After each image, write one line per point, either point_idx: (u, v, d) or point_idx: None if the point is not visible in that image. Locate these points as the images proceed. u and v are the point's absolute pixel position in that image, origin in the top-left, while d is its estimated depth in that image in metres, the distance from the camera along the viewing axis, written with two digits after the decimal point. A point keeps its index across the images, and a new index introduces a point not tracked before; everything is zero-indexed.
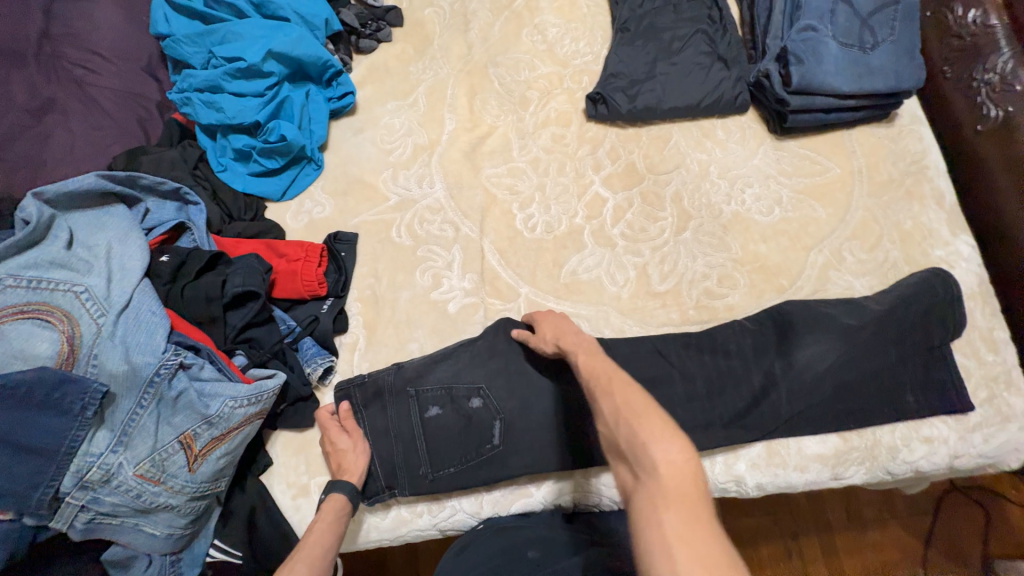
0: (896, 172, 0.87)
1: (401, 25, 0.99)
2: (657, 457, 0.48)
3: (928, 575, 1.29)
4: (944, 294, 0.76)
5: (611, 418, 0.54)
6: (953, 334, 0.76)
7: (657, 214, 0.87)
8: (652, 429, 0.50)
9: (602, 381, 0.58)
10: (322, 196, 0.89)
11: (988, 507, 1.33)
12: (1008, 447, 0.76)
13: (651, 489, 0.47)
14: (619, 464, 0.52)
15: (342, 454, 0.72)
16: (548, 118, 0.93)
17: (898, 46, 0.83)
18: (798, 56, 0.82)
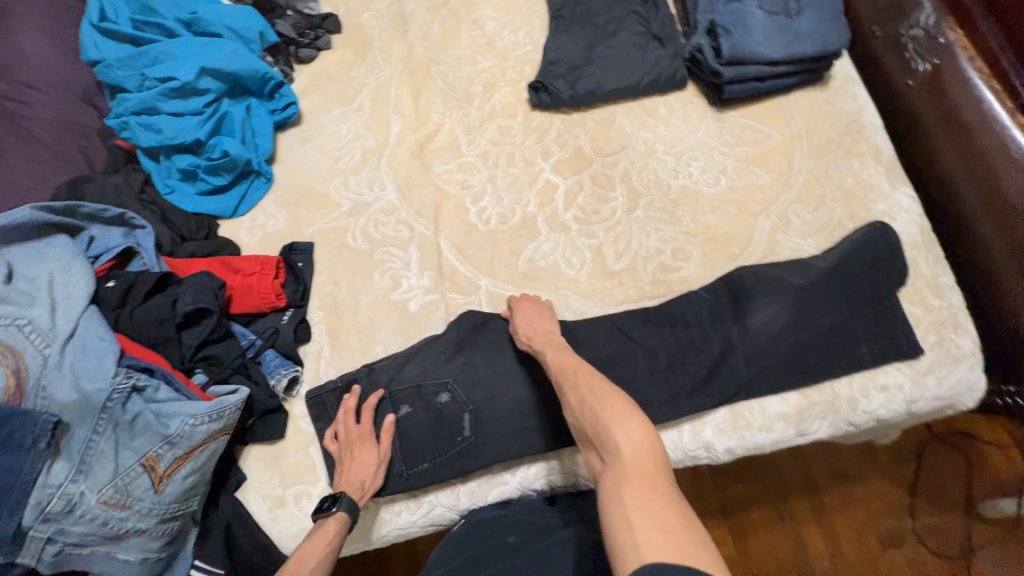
0: (834, 133, 0.89)
1: (340, 32, 1.00)
2: (620, 438, 0.52)
3: (916, 523, 1.33)
4: (885, 247, 0.79)
5: (579, 408, 0.59)
6: (899, 283, 0.78)
7: (608, 194, 0.89)
8: (614, 413, 0.55)
9: (569, 374, 0.63)
10: (275, 209, 0.89)
11: (966, 451, 1.38)
12: (960, 386, 0.79)
13: (617, 468, 0.51)
14: (591, 451, 0.56)
15: (366, 466, 0.71)
16: (493, 111, 0.95)
17: (822, 9, 0.85)
18: (726, 28, 0.84)
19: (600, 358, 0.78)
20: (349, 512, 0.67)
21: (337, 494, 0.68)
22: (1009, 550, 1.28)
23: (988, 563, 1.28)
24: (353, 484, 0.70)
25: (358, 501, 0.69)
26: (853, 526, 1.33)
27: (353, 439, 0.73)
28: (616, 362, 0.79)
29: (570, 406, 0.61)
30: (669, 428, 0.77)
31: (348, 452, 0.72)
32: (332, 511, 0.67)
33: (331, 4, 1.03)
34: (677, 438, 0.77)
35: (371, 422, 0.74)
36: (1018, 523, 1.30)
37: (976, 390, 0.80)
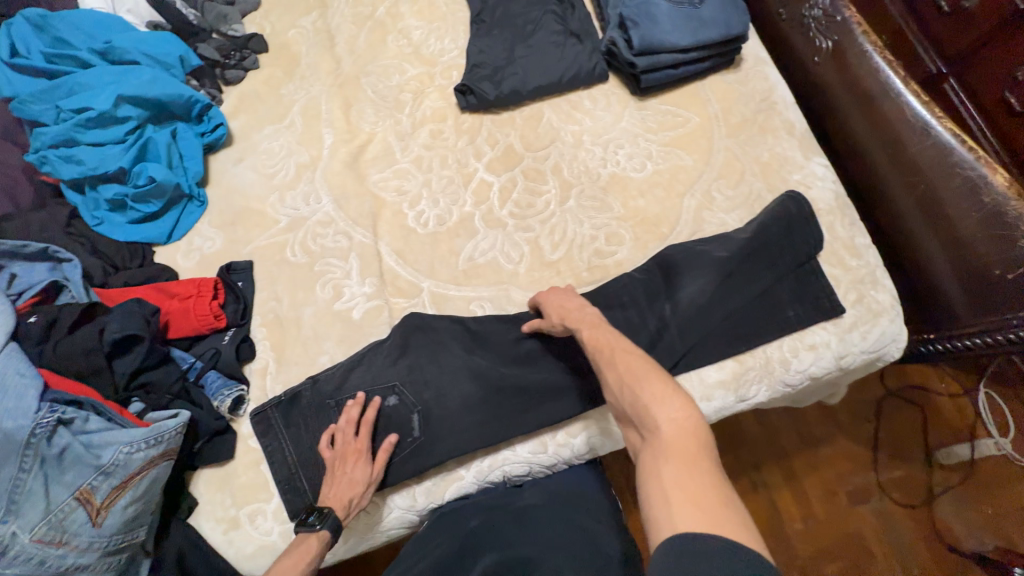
0: (749, 112, 0.94)
1: (266, 51, 1.01)
2: (659, 416, 0.52)
3: (882, 477, 1.38)
4: (801, 214, 0.83)
5: (618, 386, 0.58)
6: (817, 247, 0.82)
7: (540, 188, 0.92)
8: (654, 392, 0.54)
9: (604, 353, 0.63)
10: (211, 231, 0.89)
11: (919, 403, 1.44)
12: (885, 338, 0.83)
13: (655, 445, 0.51)
14: (630, 429, 0.56)
15: (354, 483, 0.70)
16: (424, 117, 0.97)
17: None
18: (634, 20, 0.88)
19: (541, 346, 0.81)
20: (333, 531, 0.66)
21: (324, 511, 0.67)
22: (968, 494, 1.34)
23: (949, 508, 1.34)
24: (340, 502, 0.68)
25: (343, 519, 0.68)
26: (823, 486, 1.37)
27: (348, 453, 0.71)
28: (558, 348, 0.82)
29: (608, 383, 0.60)
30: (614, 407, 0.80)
31: (340, 466, 0.71)
32: (316, 527, 0.66)
33: (256, 24, 1.04)
34: None
35: (367, 438, 0.72)
36: (973, 467, 1.36)
37: (899, 341, 0.84)
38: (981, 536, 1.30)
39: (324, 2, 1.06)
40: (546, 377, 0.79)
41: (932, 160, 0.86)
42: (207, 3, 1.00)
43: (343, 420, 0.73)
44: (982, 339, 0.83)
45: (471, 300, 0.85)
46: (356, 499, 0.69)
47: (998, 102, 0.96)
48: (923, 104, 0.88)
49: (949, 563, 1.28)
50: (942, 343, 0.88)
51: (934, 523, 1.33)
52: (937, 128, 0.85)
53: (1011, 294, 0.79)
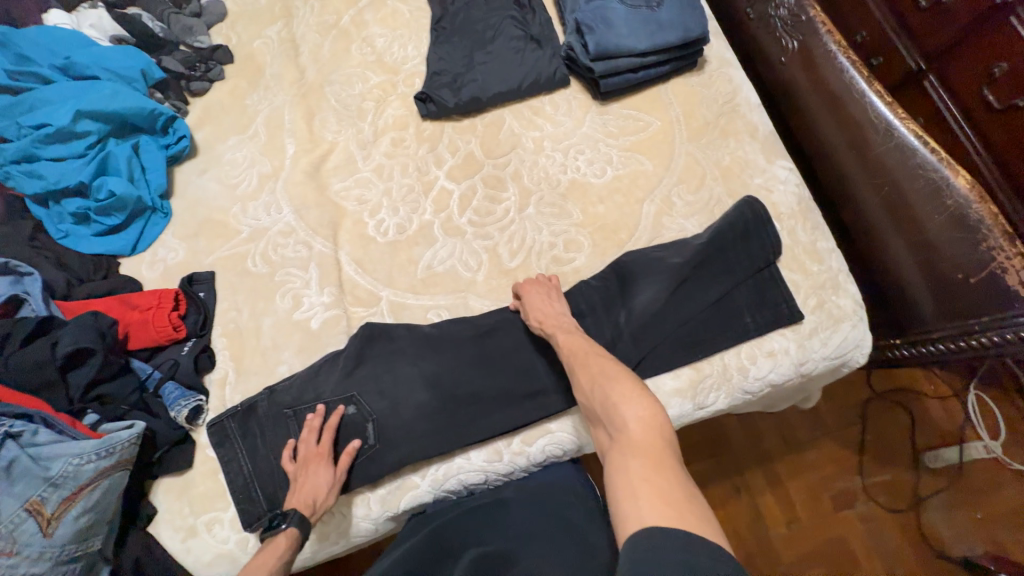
0: (711, 115, 0.93)
1: (231, 62, 1.02)
2: (629, 416, 0.55)
3: (867, 481, 1.36)
4: (758, 220, 0.82)
5: (590, 389, 0.62)
6: (776, 252, 0.81)
7: (500, 196, 0.92)
8: (623, 394, 0.57)
9: (578, 358, 0.66)
10: (175, 242, 0.90)
11: (908, 406, 1.42)
12: (848, 344, 0.82)
13: (624, 443, 0.53)
14: (601, 430, 0.59)
15: (319, 484, 0.70)
16: (386, 125, 0.97)
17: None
18: (589, 26, 0.88)
19: (496, 353, 0.81)
20: (300, 527, 0.66)
21: (288, 511, 0.67)
22: (955, 497, 1.32)
23: (936, 512, 1.31)
24: (304, 502, 0.68)
25: (309, 516, 0.68)
26: (807, 491, 1.35)
27: (310, 457, 0.72)
28: (514, 356, 0.81)
29: (580, 389, 0.64)
30: (569, 414, 0.80)
31: (304, 471, 0.71)
32: (283, 524, 0.66)
33: (222, 35, 1.05)
34: (578, 425, 0.79)
35: (329, 441, 0.73)
36: (962, 470, 1.33)
37: (863, 345, 0.83)
38: (968, 540, 1.28)
39: (289, 12, 1.06)
40: (503, 386, 0.79)
41: (893, 162, 0.84)
42: (172, 15, 1.02)
43: (305, 430, 0.74)
44: (956, 344, 0.81)
45: (428, 308, 0.85)
46: (321, 502, 0.69)
47: (977, 96, 0.96)
48: (887, 104, 0.86)
49: (934, 567, 1.27)
50: (912, 348, 0.87)
51: (920, 527, 1.30)
52: (900, 129, 0.84)
53: (975, 298, 0.78)
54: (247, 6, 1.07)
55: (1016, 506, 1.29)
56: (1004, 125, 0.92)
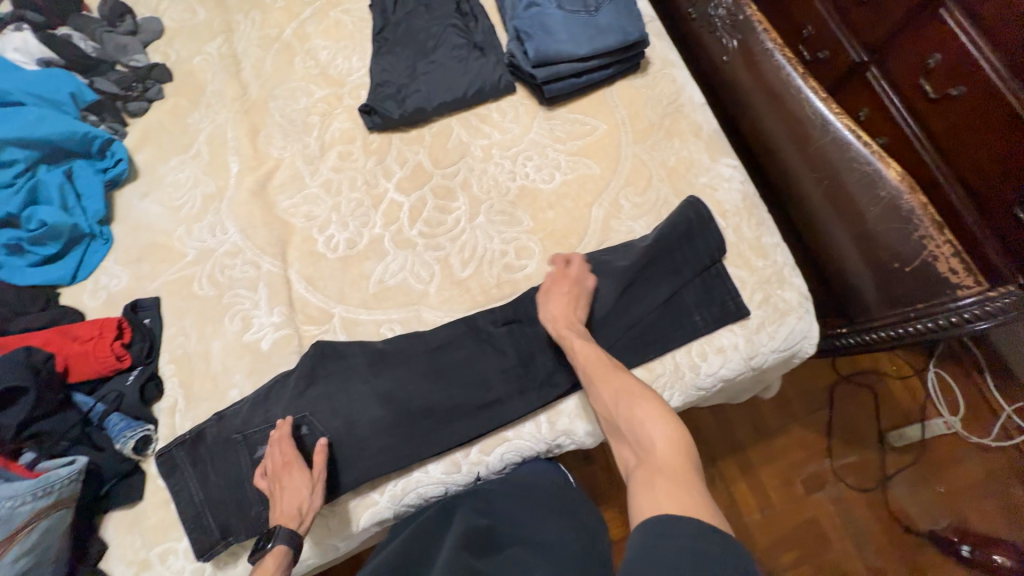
0: (656, 116, 0.94)
1: (171, 80, 1.00)
2: (653, 434, 0.59)
3: (836, 463, 1.37)
4: (701, 219, 0.84)
5: (614, 405, 0.65)
6: (720, 249, 0.83)
7: (450, 206, 0.91)
8: (647, 413, 0.61)
9: (597, 374, 0.69)
10: (117, 268, 0.88)
11: (872, 387, 1.44)
12: (796, 335, 0.84)
13: (649, 459, 0.57)
14: (624, 446, 0.63)
15: (299, 492, 0.69)
16: (333, 139, 0.96)
17: (617, 3, 0.91)
18: (528, 33, 0.90)
19: (451, 363, 0.81)
20: (288, 543, 0.65)
21: (274, 528, 0.66)
22: (923, 474, 1.35)
23: (903, 489, 1.34)
24: (288, 514, 0.67)
25: (297, 529, 0.67)
26: (781, 477, 1.36)
27: (281, 470, 0.70)
28: (469, 365, 0.81)
29: (602, 406, 0.67)
30: (525, 421, 0.80)
31: (278, 485, 0.70)
32: (270, 544, 0.65)
33: (161, 53, 1.03)
34: (535, 431, 0.80)
35: (294, 451, 0.72)
36: (924, 446, 1.37)
37: (811, 336, 0.85)
38: (936, 515, 1.31)
39: (230, 27, 1.05)
40: (458, 397, 0.79)
41: (829, 157, 0.87)
42: (107, 34, 0.99)
43: (272, 442, 0.73)
44: (893, 331, 0.83)
45: (381, 323, 0.84)
46: (305, 513, 0.68)
47: (916, 86, 0.98)
48: (822, 100, 0.89)
49: (904, 543, 1.29)
50: (857, 336, 0.88)
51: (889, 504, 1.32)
52: (835, 123, 0.86)
53: (910, 287, 0.80)
54: (186, 23, 1.05)
55: (979, 480, 1.32)
56: (939, 114, 0.94)
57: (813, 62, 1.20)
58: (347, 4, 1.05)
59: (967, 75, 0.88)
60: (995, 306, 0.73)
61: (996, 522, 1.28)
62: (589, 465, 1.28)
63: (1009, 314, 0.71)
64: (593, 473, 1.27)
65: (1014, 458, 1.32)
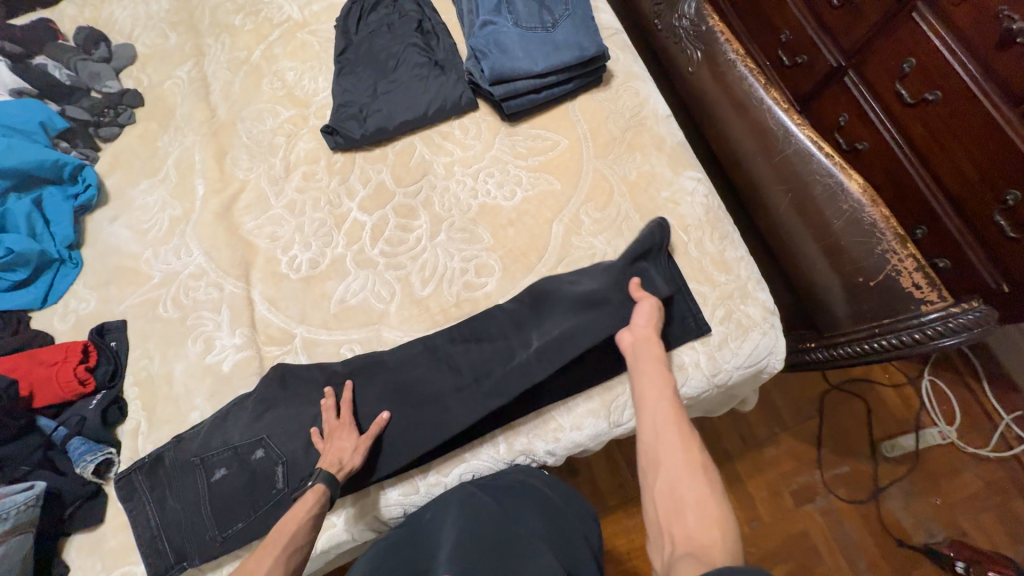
0: (617, 130, 0.94)
1: (142, 105, 1.02)
2: (717, 537, 0.52)
3: (826, 477, 1.28)
4: (665, 237, 0.83)
5: (686, 481, 0.58)
6: (677, 268, 0.84)
7: (411, 224, 0.91)
8: (717, 512, 0.54)
9: (671, 439, 0.62)
10: (85, 291, 0.90)
11: (865, 396, 1.36)
12: (760, 351, 0.82)
13: (706, 555, 0.50)
14: (676, 523, 0.55)
15: (346, 447, 0.74)
16: (298, 159, 0.97)
17: (574, 20, 0.93)
18: (483, 51, 0.91)
19: (409, 381, 0.81)
20: (326, 484, 0.69)
21: (316, 469, 0.70)
22: (917, 486, 1.26)
23: (897, 502, 1.25)
24: (330, 461, 0.71)
25: (336, 475, 0.70)
26: (768, 487, 1.28)
27: (335, 430, 0.76)
28: (425, 383, 0.81)
29: (668, 473, 0.59)
30: (481, 441, 0.80)
31: (329, 443, 0.75)
32: (312, 482, 0.69)
33: (133, 78, 1.05)
34: (493, 452, 0.79)
35: (350, 414, 0.77)
36: (921, 458, 1.29)
37: (777, 351, 0.83)
38: (930, 527, 1.23)
39: (200, 51, 1.07)
40: (415, 418, 0.79)
41: (792, 169, 0.85)
42: (80, 62, 1.01)
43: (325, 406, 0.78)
44: (859, 347, 0.80)
45: (340, 343, 0.84)
46: (350, 466, 0.72)
47: (891, 91, 0.96)
48: (784, 110, 0.87)
49: (897, 557, 1.20)
50: (824, 351, 0.86)
51: (881, 518, 1.24)
52: (797, 134, 0.85)
53: (876, 302, 0.79)
54: (158, 48, 1.07)
55: (977, 492, 1.25)
56: (918, 120, 0.92)
57: (790, 66, 1.16)
58: (314, 26, 1.07)
59: (942, 81, 0.87)
60: (958, 322, 0.71)
61: (996, 538, 1.21)
62: (569, 479, 1.26)
63: (974, 330, 0.70)
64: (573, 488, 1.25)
65: (1013, 469, 1.26)
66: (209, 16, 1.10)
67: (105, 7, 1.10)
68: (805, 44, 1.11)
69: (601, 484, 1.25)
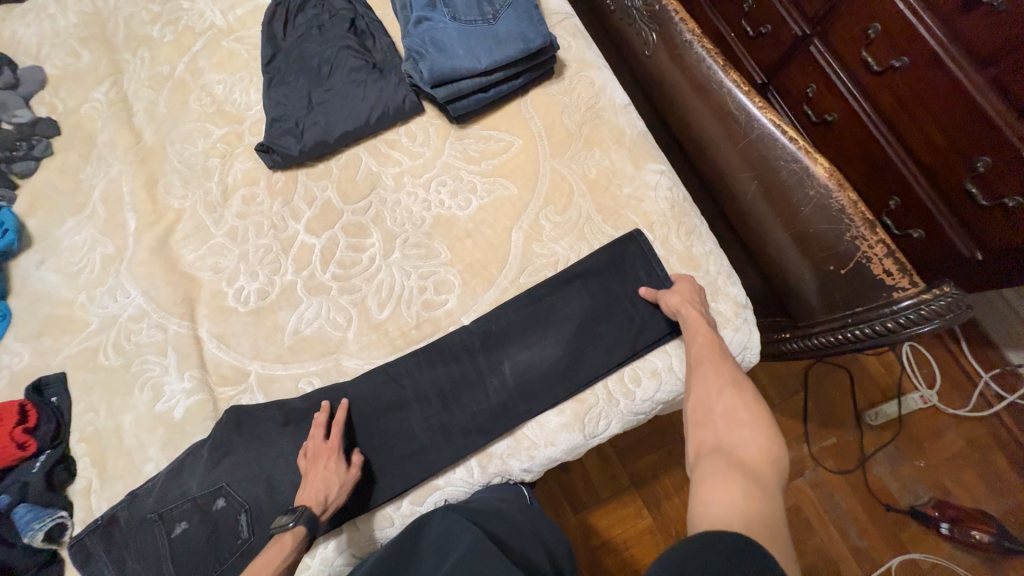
0: (573, 125, 0.89)
1: (58, 134, 0.94)
2: (747, 439, 0.57)
3: (815, 451, 1.27)
4: (629, 241, 0.82)
5: (715, 396, 0.62)
6: (665, 214, 0.84)
7: (364, 243, 0.86)
8: (746, 417, 0.59)
9: (706, 367, 0.66)
10: (17, 344, 0.83)
11: (847, 366, 1.35)
12: (734, 347, 0.79)
13: (733, 454, 0.55)
14: (706, 429, 0.60)
15: (329, 479, 0.69)
16: (235, 181, 0.90)
17: (517, 9, 0.87)
18: (420, 51, 0.84)
19: (375, 412, 0.77)
20: (308, 526, 0.64)
21: (298, 508, 0.65)
22: (901, 450, 1.27)
23: (884, 467, 1.25)
24: (314, 499, 0.67)
25: (319, 515, 0.66)
26: None
27: (320, 453, 0.71)
28: (391, 413, 0.77)
29: (700, 391, 0.64)
30: (452, 469, 0.76)
31: (313, 467, 0.70)
32: (291, 523, 0.64)
33: (45, 104, 0.96)
34: (466, 476, 0.76)
35: (340, 438, 0.73)
36: (903, 423, 1.29)
37: (752, 345, 0.80)
38: (916, 490, 1.23)
39: (117, 69, 0.98)
40: (384, 451, 0.76)
41: (758, 155, 0.81)
42: None
43: (312, 427, 0.73)
44: (835, 337, 0.78)
45: (297, 378, 0.80)
46: (334, 501, 0.68)
47: (858, 60, 0.91)
48: (745, 92, 0.82)
49: (885, 522, 1.20)
50: (801, 341, 0.84)
51: (871, 486, 1.24)
52: (760, 118, 0.79)
53: (848, 289, 0.76)
54: (70, 68, 0.98)
55: (960, 452, 1.25)
56: (887, 88, 0.88)
57: (756, 37, 1.10)
58: (241, 32, 0.99)
59: (908, 45, 0.82)
60: (932, 307, 0.68)
61: (978, 494, 1.21)
62: (559, 476, 1.24)
63: (948, 315, 0.66)
64: (563, 486, 1.23)
65: (994, 428, 1.26)
66: (123, 28, 1.01)
67: (5, 25, 1.00)
68: (769, 13, 1.05)
69: (593, 479, 1.24)
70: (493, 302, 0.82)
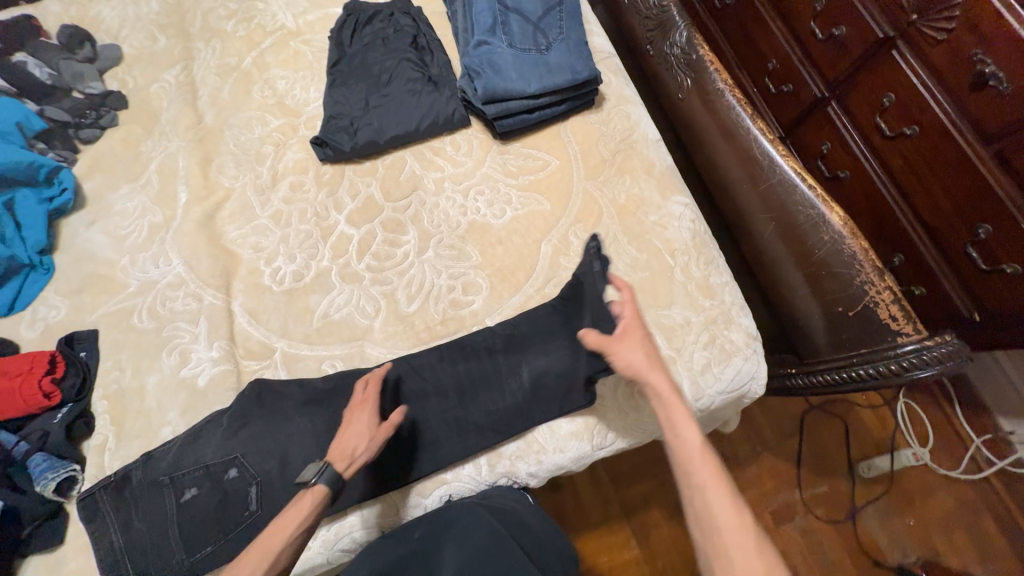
0: (608, 152, 0.95)
1: (126, 107, 1.00)
2: None
3: (806, 495, 1.28)
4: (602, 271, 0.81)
5: None
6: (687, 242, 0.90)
7: (400, 239, 0.91)
8: None
9: (731, 543, 0.54)
10: (56, 298, 0.86)
11: (846, 420, 1.36)
12: (742, 377, 0.83)
13: None
14: None
15: (361, 432, 0.69)
16: (285, 169, 0.95)
17: (568, 43, 0.95)
18: (477, 70, 0.92)
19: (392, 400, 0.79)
20: (329, 484, 0.64)
21: (321, 464, 0.65)
22: (893, 504, 1.27)
23: (874, 520, 1.26)
24: (341, 454, 0.67)
25: (342, 473, 0.66)
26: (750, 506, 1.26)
27: (355, 406, 0.72)
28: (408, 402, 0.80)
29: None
30: (464, 463, 0.78)
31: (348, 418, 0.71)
32: (311, 481, 0.64)
33: (118, 80, 1.03)
34: (475, 473, 0.78)
35: (377, 392, 0.73)
36: (895, 478, 1.30)
37: (759, 376, 0.84)
38: (904, 547, 1.23)
39: (189, 55, 1.06)
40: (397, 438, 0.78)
41: (777, 198, 0.87)
42: (63, 61, 0.98)
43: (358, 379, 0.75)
44: (841, 375, 0.82)
45: (321, 359, 0.82)
46: (357, 457, 0.68)
47: (874, 123, 0.99)
48: (770, 141, 0.89)
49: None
50: (805, 377, 0.87)
51: (861, 538, 1.24)
52: (782, 165, 0.86)
53: (856, 331, 0.80)
54: (146, 50, 1.06)
55: (950, 512, 1.26)
56: (897, 153, 0.95)
57: (778, 94, 1.19)
58: (308, 36, 1.07)
59: (920, 115, 0.89)
60: (931, 355, 0.73)
61: (967, 557, 1.22)
62: (553, 495, 1.24)
63: (947, 364, 0.71)
64: (556, 504, 1.23)
65: (986, 491, 1.28)
66: (200, 20, 1.09)
67: (92, 6, 1.08)
68: (792, 73, 1.13)
69: (585, 500, 1.24)
70: (518, 308, 0.86)
